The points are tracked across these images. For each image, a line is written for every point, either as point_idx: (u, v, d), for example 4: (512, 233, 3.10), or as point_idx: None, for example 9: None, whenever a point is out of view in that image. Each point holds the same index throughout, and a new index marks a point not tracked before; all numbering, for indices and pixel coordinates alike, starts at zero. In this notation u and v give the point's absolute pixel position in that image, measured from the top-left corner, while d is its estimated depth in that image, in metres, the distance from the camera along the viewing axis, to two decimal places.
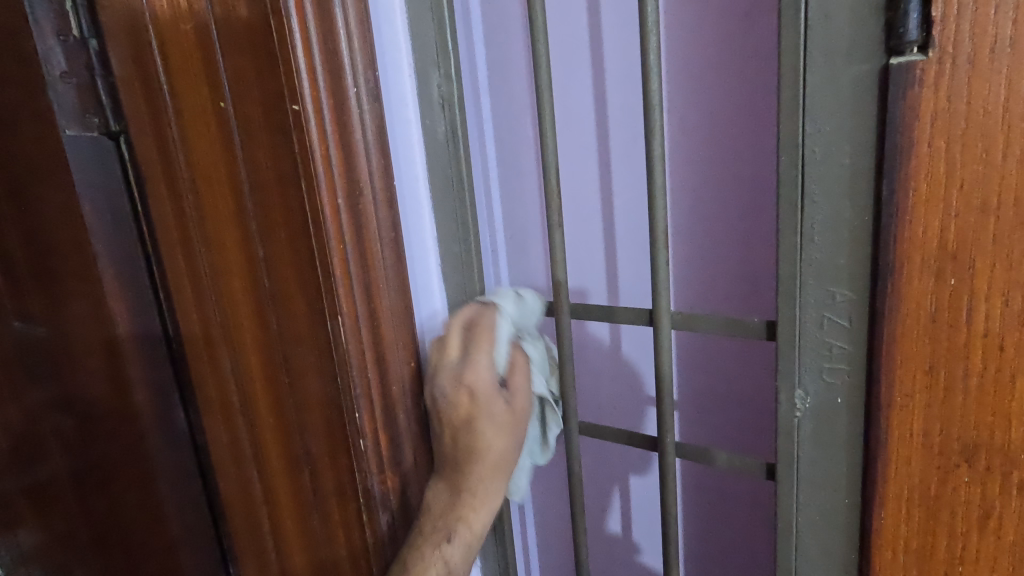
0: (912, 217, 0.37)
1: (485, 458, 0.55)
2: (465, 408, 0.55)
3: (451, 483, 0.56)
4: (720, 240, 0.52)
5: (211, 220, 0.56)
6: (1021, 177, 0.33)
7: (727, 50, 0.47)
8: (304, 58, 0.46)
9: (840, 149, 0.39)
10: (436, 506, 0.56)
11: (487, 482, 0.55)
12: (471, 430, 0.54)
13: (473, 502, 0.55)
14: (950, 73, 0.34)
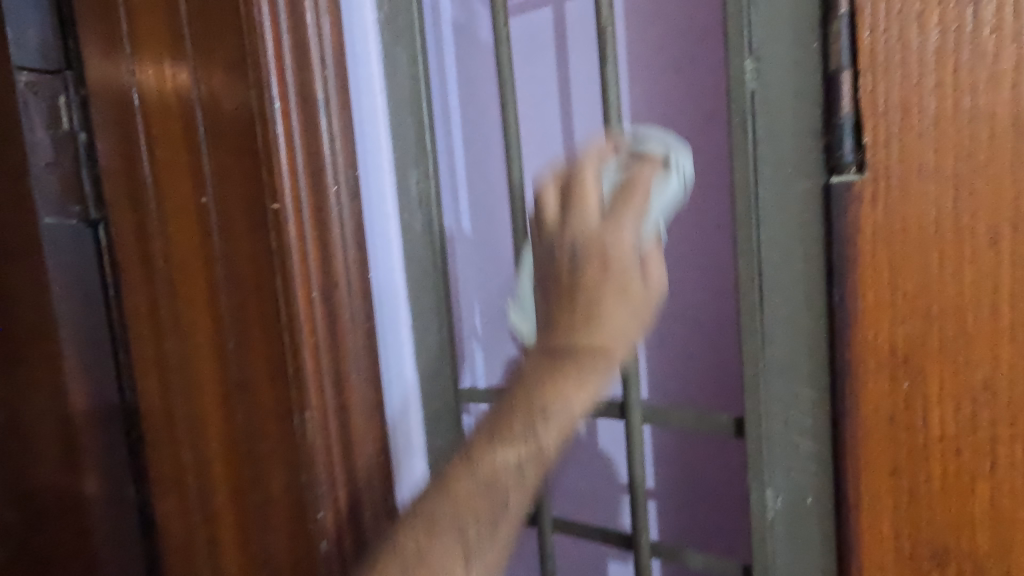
0: (863, 321, 0.39)
1: (482, 474, 0.39)
2: (580, 308, 0.38)
3: (461, 501, 0.39)
4: (688, 334, 0.53)
5: (184, 303, 0.56)
6: (958, 288, 0.36)
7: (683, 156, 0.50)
8: (288, 160, 0.49)
9: (793, 256, 0.41)
10: (431, 551, 0.38)
11: (493, 478, 0.39)
12: (558, 342, 0.38)
13: (523, 462, 0.39)
14: (885, 192, 0.37)
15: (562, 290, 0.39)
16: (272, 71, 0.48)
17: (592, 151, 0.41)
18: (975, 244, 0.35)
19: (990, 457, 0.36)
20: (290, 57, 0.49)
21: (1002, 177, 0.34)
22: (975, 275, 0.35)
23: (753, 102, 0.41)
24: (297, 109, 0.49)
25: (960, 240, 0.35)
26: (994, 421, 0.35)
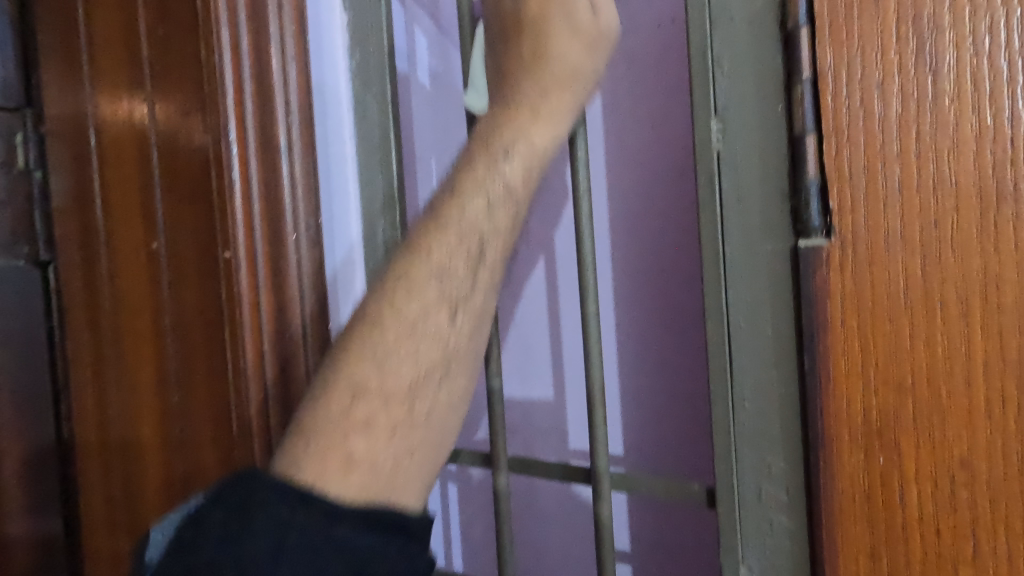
0: (836, 392, 0.37)
1: (430, 270, 0.41)
2: (518, 111, 0.43)
3: (385, 373, 0.40)
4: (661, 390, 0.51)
5: (128, 345, 0.58)
6: (930, 360, 0.34)
7: (651, 201, 0.50)
8: (241, 207, 0.47)
9: (762, 319, 0.40)
10: (349, 441, 0.38)
11: (411, 343, 0.40)
12: (486, 166, 0.42)
13: (472, 246, 0.42)
14: (851, 258, 0.36)
15: (509, 31, 0.44)
16: (230, 118, 0.47)
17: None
18: (946, 316, 0.34)
19: (972, 541, 0.33)
20: (252, 106, 0.48)
21: (968, 247, 0.33)
22: (946, 346, 0.34)
23: (719, 163, 0.41)
24: (257, 156, 0.48)
25: (929, 310, 0.34)
26: (973, 504, 0.33)
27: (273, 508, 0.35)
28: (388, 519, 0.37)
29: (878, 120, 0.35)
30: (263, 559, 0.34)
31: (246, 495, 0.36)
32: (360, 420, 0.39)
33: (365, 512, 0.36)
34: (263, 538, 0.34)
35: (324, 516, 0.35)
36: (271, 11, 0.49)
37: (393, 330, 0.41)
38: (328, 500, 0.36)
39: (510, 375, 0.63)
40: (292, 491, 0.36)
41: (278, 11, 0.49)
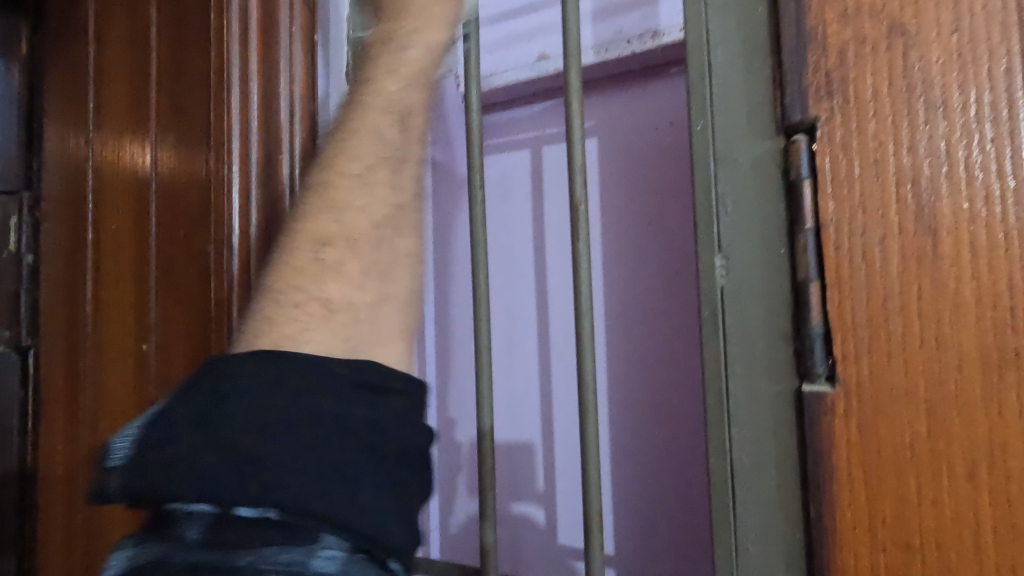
0: (842, 544, 0.36)
1: (362, 148, 0.43)
2: (399, 41, 0.44)
3: (345, 227, 0.42)
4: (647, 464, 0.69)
5: (105, 428, 0.59)
6: (936, 517, 0.34)
7: (629, 329, 0.70)
8: (240, 312, 0.47)
9: (766, 458, 0.39)
10: (325, 290, 0.41)
11: (349, 203, 0.43)
12: (394, 69, 0.44)
13: (390, 156, 0.44)
14: (856, 407, 0.36)
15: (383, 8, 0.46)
16: (234, 228, 0.47)
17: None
18: (956, 472, 0.33)
19: None
20: (257, 213, 0.48)
21: (975, 407, 0.33)
22: (953, 505, 0.33)
23: (722, 296, 0.41)
24: (258, 260, 0.48)
25: (935, 467, 0.34)
26: None
27: (297, 388, 0.37)
28: (390, 384, 0.40)
29: (879, 277, 0.35)
30: (277, 438, 0.35)
31: (251, 382, 0.37)
32: (321, 299, 0.41)
33: (364, 382, 0.39)
34: (279, 412, 0.36)
35: (335, 390, 0.38)
36: (282, 118, 0.49)
37: (333, 202, 0.43)
38: (326, 362, 0.39)
39: (507, 428, 0.80)
40: (301, 360, 0.39)
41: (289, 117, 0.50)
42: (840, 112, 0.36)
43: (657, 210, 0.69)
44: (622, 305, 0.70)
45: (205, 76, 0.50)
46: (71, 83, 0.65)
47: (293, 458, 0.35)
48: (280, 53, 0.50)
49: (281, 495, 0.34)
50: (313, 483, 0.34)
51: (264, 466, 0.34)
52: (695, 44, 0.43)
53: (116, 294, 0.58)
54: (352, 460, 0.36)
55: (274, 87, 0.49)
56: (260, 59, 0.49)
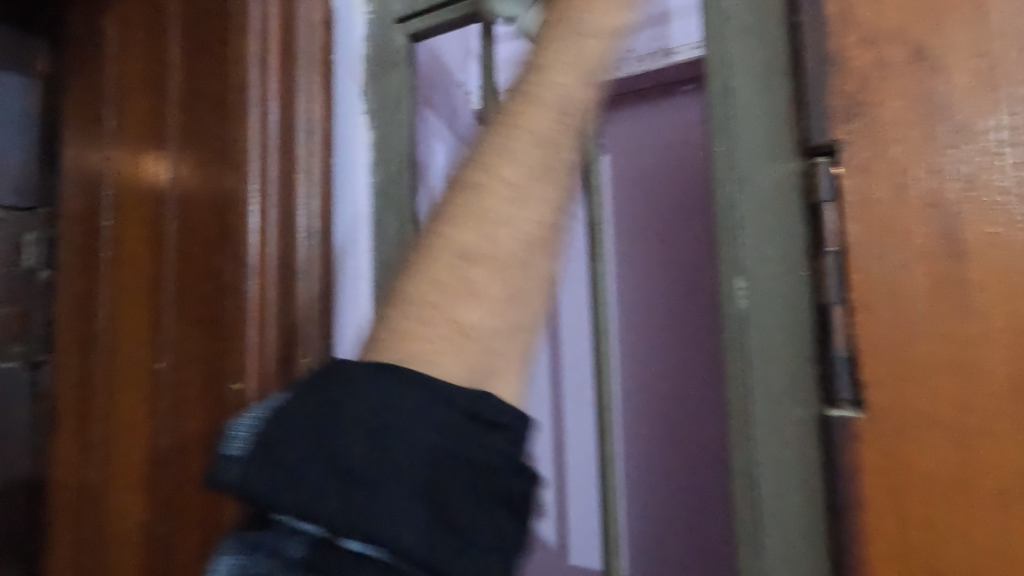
0: (871, 574, 0.35)
1: (518, 159, 0.38)
2: (575, 50, 0.40)
3: (494, 239, 0.37)
4: (661, 482, 0.68)
5: (117, 444, 0.59)
6: (968, 548, 0.33)
7: (642, 346, 0.69)
8: (257, 333, 0.47)
9: (791, 486, 0.38)
10: (463, 313, 0.36)
11: (511, 218, 0.38)
12: (561, 76, 0.40)
13: (545, 165, 0.39)
14: (881, 433, 0.35)
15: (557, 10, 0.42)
16: (252, 247, 0.48)
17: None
18: (988, 501, 0.33)
19: None
20: (275, 232, 0.48)
21: (1006, 434, 0.32)
22: (984, 536, 0.33)
23: (747, 321, 0.39)
24: (276, 279, 0.48)
25: (965, 496, 0.33)
26: None
27: (407, 409, 0.34)
28: (497, 421, 0.35)
29: (903, 301, 0.35)
30: (382, 466, 0.32)
31: (377, 394, 0.34)
32: (457, 327, 0.36)
33: (474, 416, 0.35)
34: (394, 434, 0.33)
35: (438, 425, 0.34)
36: (301, 139, 0.50)
37: (473, 219, 0.37)
38: (451, 398, 0.34)
39: (518, 443, 0.80)
40: (424, 383, 0.34)
41: (307, 137, 0.50)
42: (858, 135, 0.37)
43: (669, 227, 0.69)
44: (633, 324, 0.70)
45: (224, 96, 0.50)
46: (89, 102, 0.66)
47: (405, 493, 0.32)
48: (299, 73, 0.51)
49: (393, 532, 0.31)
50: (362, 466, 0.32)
51: (369, 494, 0.32)
52: (717, 63, 0.41)
53: (131, 311, 0.58)
54: (459, 498, 0.33)
55: (294, 107, 0.50)
56: (280, 79, 0.50)
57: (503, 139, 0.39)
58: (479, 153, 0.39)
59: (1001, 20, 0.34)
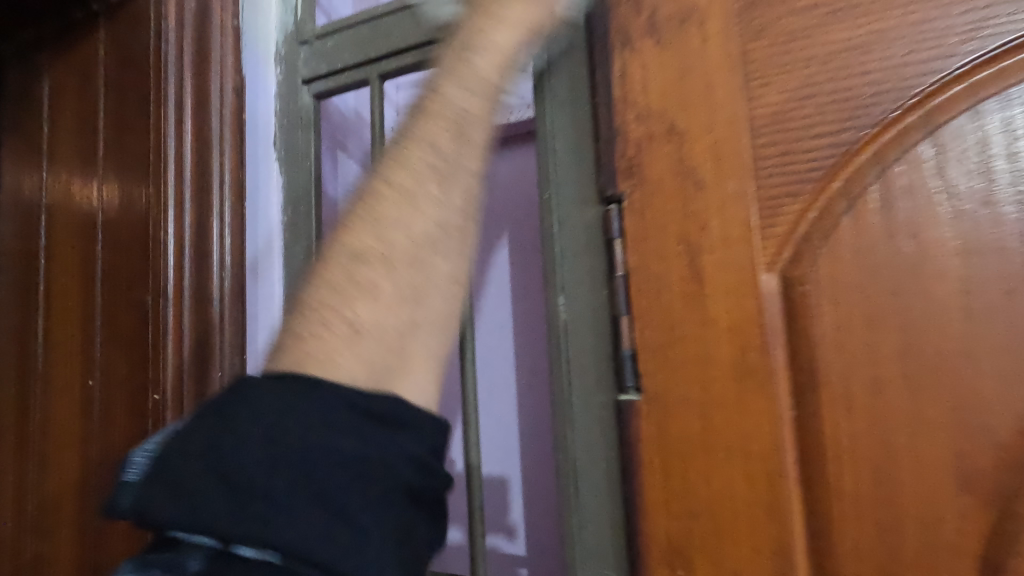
0: (647, 515, 0.47)
1: (399, 194, 0.44)
2: (476, 48, 0.48)
3: (383, 240, 0.43)
4: (545, 463, 0.83)
5: (54, 449, 0.66)
6: (708, 492, 0.45)
7: (531, 350, 0.85)
8: (174, 355, 0.55)
9: (597, 452, 0.50)
10: (356, 312, 0.41)
11: (396, 221, 0.44)
12: (460, 75, 0.48)
13: (438, 164, 0.45)
14: (653, 410, 0.47)
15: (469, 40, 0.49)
16: (169, 282, 0.56)
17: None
18: (720, 453, 0.45)
19: None
20: (190, 269, 0.56)
21: (731, 402, 0.45)
22: (717, 482, 0.45)
23: (565, 326, 0.52)
24: (191, 307, 0.56)
25: (706, 453, 0.45)
26: None
27: (300, 411, 0.37)
28: (407, 417, 0.40)
29: (666, 312, 0.47)
30: (286, 470, 0.35)
31: (284, 405, 0.37)
32: (343, 329, 0.41)
33: (359, 405, 0.39)
34: (296, 442, 0.36)
35: (345, 424, 0.38)
36: (215, 186, 0.58)
37: (372, 233, 0.43)
38: (351, 396, 0.38)
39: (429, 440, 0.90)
40: (320, 387, 0.38)
41: (220, 185, 0.59)
42: (638, 188, 0.49)
43: None
44: (523, 330, 0.86)
45: (145, 149, 0.58)
46: (27, 141, 0.73)
47: (298, 496, 0.35)
48: (213, 130, 0.59)
49: (285, 536, 0.34)
50: (323, 520, 0.35)
51: (305, 515, 0.35)
52: (546, 129, 0.55)
53: (66, 332, 0.66)
54: (358, 499, 0.36)
55: (208, 159, 0.58)
56: (194, 135, 0.57)
57: (414, 138, 0.46)
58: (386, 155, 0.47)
59: (728, 105, 0.46)
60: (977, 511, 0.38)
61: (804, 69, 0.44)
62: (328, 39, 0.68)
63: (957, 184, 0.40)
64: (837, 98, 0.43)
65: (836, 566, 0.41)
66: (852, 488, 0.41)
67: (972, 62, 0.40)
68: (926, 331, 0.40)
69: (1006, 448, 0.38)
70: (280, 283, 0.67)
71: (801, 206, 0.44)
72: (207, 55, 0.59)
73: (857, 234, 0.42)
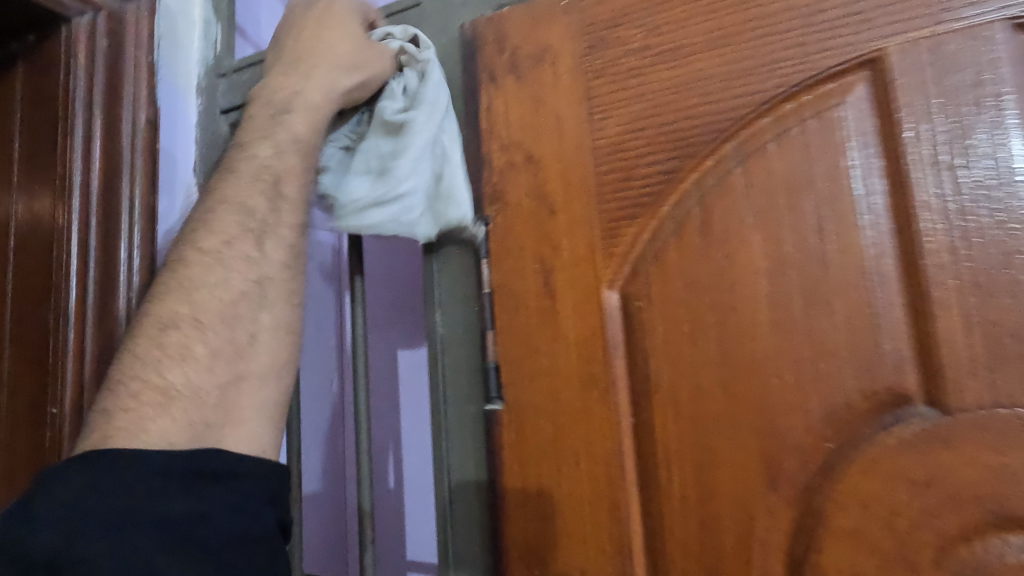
0: (509, 518, 0.50)
1: (203, 250, 0.48)
2: (282, 107, 0.53)
3: (197, 310, 0.46)
4: None
5: None
6: (561, 495, 0.48)
7: None
8: (75, 370, 0.57)
9: (468, 461, 0.53)
10: (168, 377, 0.43)
11: (200, 292, 0.47)
12: (263, 137, 0.52)
13: (252, 229, 0.49)
14: (513, 418, 0.50)
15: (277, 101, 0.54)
16: (72, 300, 0.58)
17: (297, 56, 0.56)
18: (570, 458, 0.48)
19: None
20: (95, 288, 0.59)
21: (579, 412, 0.48)
22: (568, 484, 0.48)
23: (441, 341, 0.55)
24: (94, 324, 0.58)
25: (559, 459, 0.48)
26: None
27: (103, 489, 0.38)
28: (240, 468, 0.43)
29: (524, 328, 0.51)
30: (91, 534, 0.36)
31: (91, 488, 0.38)
32: (172, 397, 0.43)
33: (196, 470, 0.41)
34: (93, 521, 0.36)
35: (144, 492, 0.38)
36: (122, 211, 0.62)
37: (172, 308, 0.46)
38: (168, 463, 0.40)
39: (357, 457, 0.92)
40: (132, 458, 0.39)
41: (128, 210, 0.62)
42: (500, 214, 0.53)
43: None
44: None
45: (53, 179, 0.60)
46: None
47: (101, 555, 0.35)
48: (123, 157, 0.62)
49: None
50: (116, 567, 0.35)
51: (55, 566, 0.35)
52: None
53: None
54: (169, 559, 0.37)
55: (117, 185, 0.62)
56: (102, 166, 0.61)
57: (219, 205, 0.50)
58: (193, 222, 0.50)
59: (576, 138, 0.50)
60: (784, 510, 0.42)
61: (637, 105, 0.49)
62: (243, 73, 0.73)
63: (763, 208, 0.44)
64: (665, 130, 0.47)
65: (667, 564, 0.44)
66: (679, 490, 0.44)
67: (777, 97, 0.44)
68: (740, 343, 0.44)
69: (803, 450, 0.41)
70: None
71: (638, 228, 0.48)
72: (119, 93, 0.63)
73: (682, 255, 0.46)
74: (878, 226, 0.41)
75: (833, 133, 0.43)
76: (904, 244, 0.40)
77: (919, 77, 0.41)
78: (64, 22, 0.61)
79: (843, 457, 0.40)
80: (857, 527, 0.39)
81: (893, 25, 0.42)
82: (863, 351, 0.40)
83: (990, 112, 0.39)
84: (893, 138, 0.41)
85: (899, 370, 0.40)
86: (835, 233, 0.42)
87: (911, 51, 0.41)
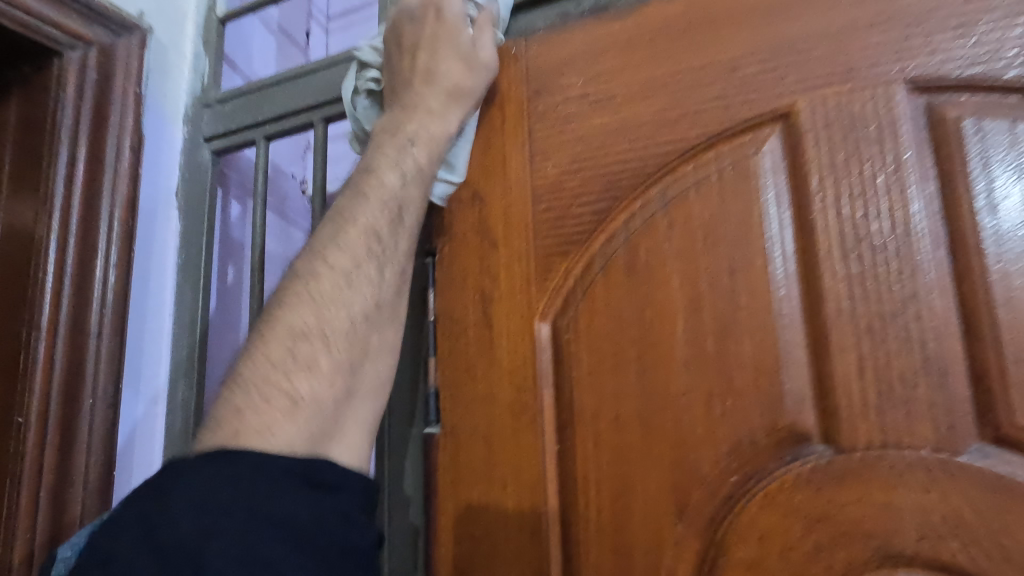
0: (439, 538, 0.52)
1: (329, 263, 0.44)
2: (400, 140, 0.50)
3: (326, 323, 0.42)
4: None
5: None
6: (488, 517, 0.50)
7: None
8: (43, 381, 0.60)
9: (407, 480, 0.55)
10: (293, 384, 0.39)
11: (333, 301, 0.43)
12: (392, 162, 0.49)
13: (376, 249, 0.46)
14: (449, 441, 0.53)
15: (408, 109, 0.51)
16: (45, 315, 0.61)
17: (400, 90, 0.52)
18: (499, 482, 0.50)
19: None
20: (69, 305, 0.62)
21: (509, 438, 0.50)
22: (496, 508, 0.50)
23: None
24: (66, 339, 0.62)
25: (488, 483, 0.50)
26: None
27: (257, 483, 0.34)
28: (336, 480, 0.38)
29: (463, 354, 0.53)
30: (222, 542, 0.32)
31: (200, 490, 0.34)
32: (272, 404, 0.38)
33: (310, 477, 0.37)
34: (222, 528, 0.32)
35: (287, 487, 0.35)
36: (101, 231, 0.65)
37: (314, 311, 0.42)
38: (274, 473, 0.35)
39: None
40: (229, 452, 0.36)
41: (106, 231, 0.66)
42: (446, 245, 0.56)
43: None
44: None
45: (37, 200, 0.64)
46: None
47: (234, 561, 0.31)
48: (105, 181, 0.67)
49: None
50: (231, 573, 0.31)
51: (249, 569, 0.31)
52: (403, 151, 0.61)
53: None
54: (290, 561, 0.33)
55: (97, 206, 0.65)
56: (84, 190, 0.65)
57: (330, 222, 0.46)
58: (315, 238, 0.46)
59: (517, 176, 0.53)
60: (692, 540, 0.43)
61: (573, 147, 0.52)
62: (227, 104, 0.77)
63: (683, 248, 0.46)
64: (598, 172, 0.50)
65: None
66: (597, 517, 0.46)
67: (698, 144, 0.47)
68: (658, 377, 0.46)
69: (710, 482, 0.43)
70: (171, 316, 0.74)
71: (570, 263, 0.50)
72: (105, 122, 0.67)
73: (608, 290, 0.48)
74: (785, 270, 0.43)
75: (747, 182, 0.45)
76: (808, 288, 0.43)
77: (824, 130, 0.43)
78: (57, 55, 0.66)
79: (746, 489, 0.42)
80: (757, 558, 0.41)
81: (803, 81, 0.44)
82: (766, 388, 0.43)
83: (887, 166, 0.41)
84: (801, 188, 0.44)
85: (798, 407, 0.42)
86: (747, 275, 0.44)
87: (818, 106, 0.43)
